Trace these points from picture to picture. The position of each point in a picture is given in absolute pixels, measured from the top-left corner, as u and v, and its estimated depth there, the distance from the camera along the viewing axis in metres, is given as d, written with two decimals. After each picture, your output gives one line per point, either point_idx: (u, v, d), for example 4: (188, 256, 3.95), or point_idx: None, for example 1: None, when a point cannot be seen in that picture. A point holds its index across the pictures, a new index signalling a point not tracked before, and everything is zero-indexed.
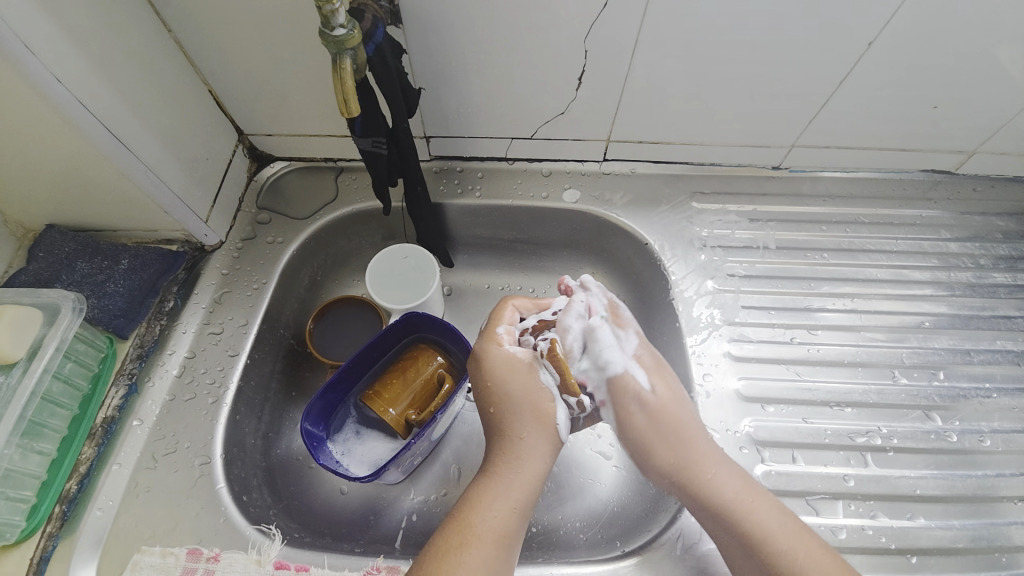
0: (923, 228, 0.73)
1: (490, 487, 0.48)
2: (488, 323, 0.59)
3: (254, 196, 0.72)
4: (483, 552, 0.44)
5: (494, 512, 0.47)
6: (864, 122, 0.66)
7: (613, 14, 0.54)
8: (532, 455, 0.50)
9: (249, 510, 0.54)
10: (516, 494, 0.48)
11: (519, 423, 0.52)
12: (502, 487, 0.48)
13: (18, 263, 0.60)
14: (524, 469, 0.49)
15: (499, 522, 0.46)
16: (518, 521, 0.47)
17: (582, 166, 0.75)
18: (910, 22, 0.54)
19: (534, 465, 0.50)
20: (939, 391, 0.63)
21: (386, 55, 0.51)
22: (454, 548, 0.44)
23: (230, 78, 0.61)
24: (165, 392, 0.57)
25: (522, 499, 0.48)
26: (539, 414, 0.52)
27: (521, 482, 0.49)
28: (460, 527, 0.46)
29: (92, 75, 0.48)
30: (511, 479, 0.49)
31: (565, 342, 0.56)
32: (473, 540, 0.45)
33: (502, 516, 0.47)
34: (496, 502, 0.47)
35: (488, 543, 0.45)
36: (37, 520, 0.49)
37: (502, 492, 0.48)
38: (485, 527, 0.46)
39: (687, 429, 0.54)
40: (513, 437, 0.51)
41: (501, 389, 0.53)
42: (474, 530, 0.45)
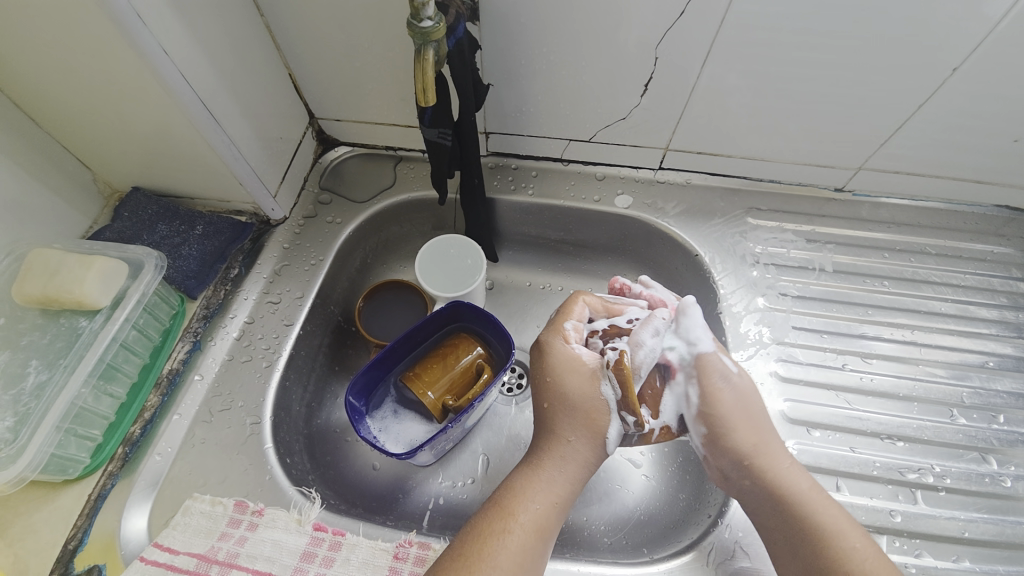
0: (994, 264, 0.70)
1: (534, 478, 0.50)
2: (557, 316, 0.59)
3: (318, 177, 0.75)
4: (522, 540, 0.46)
5: (535, 503, 0.48)
6: (939, 150, 0.64)
7: (688, 23, 0.55)
8: (576, 458, 0.51)
9: (291, 472, 0.56)
10: (558, 492, 0.49)
11: (570, 424, 0.53)
12: (545, 480, 0.50)
13: (103, 220, 0.65)
14: (567, 470, 0.51)
15: (540, 514, 0.48)
16: (556, 519, 0.48)
17: (636, 172, 0.75)
18: (1002, 49, 0.52)
19: (576, 468, 0.51)
20: (998, 435, 0.60)
21: (463, 51, 0.53)
22: (496, 529, 0.46)
23: (309, 63, 0.64)
24: (224, 353, 0.60)
25: (562, 498, 0.49)
26: (591, 422, 0.53)
27: (563, 480, 0.50)
28: (502, 512, 0.47)
29: (190, 50, 0.51)
30: (554, 476, 0.50)
31: (634, 356, 0.55)
32: (514, 525, 0.46)
33: (543, 506, 0.48)
34: (540, 496, 0.49)
35: (526, 533, 0.46)
36: (101, 458, 0.52)
37: (546, 487, 0.49)
38: (527, 517, 0.47)
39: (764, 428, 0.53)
40: (560, 436, 0.52)
41: (559, 391, 0.54)
42: (515, 517, 0.47)
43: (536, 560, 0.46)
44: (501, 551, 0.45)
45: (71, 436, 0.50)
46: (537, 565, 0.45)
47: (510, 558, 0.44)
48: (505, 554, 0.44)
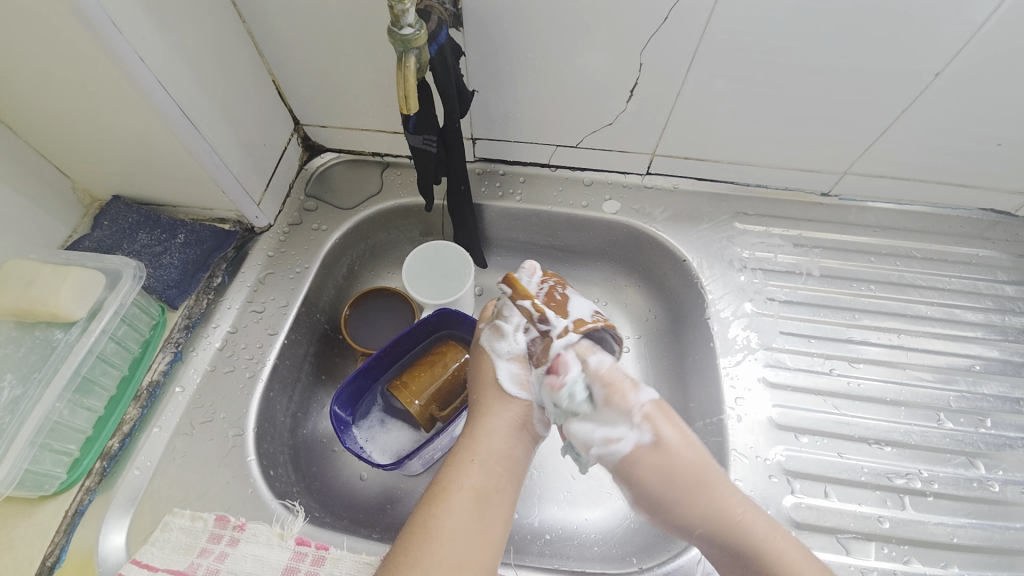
0: (978, 268, 0.70)
1: (462, 451, 0.52)
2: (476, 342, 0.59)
3: (303, 184, 0.74)
4: (458, 508, 0.48)
5: (466, 473, 0.50)
6: (923, 154, 0.64)
7: (672, 28, 0.55)
8: (503, 421, 0.53)
9: (275, 484, 0.55)
10: (486, 455, 0.51)
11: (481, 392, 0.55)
12: (473, 452, 0.51)
13: (83, 229, 0.64)
14: (495, 437, 0.52)
15: (472, 479, 0.50)
16: (495, 482, 0.50)
17: (624, 177, 0.75)
18: (982, 55, 0.53)
19: (503, 436, 0.53)
20: (984, 439, 0.60)
21: (446, 57, 0.53)
22: (432, 504, 0.48)
23: (293, 69, 0.64)
24: (207, 363, 0.59)
25: (492, 464, 0.51)
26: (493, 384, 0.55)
27: (492, 447, 0.52)
28: (436, 488, 0.50)
29: (169, 56, 0.51)
30: (483, 445, 0.52)
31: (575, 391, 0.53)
32: (448, 497, 0.48)
33: (477, 474, 0.50)
34: (467, 464, 0.51)
35: (464, 502, 0.48)
36: (78, 474, 0.51)
37: (472, 454, 0.51)
38: (460, 487, 0.49)
39: (700, 480, 0.51)
40: (491, 408, 0.54)
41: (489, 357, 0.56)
42: (448, 488, 0.49)
43: (478, 525, 0.47)
44: (439, 523, 0.47)
45: (46, 451, 0.49)
46: (481, 531, 0.47)
47: (448, 527, 0.46)
48: (441, 524, 0.47)
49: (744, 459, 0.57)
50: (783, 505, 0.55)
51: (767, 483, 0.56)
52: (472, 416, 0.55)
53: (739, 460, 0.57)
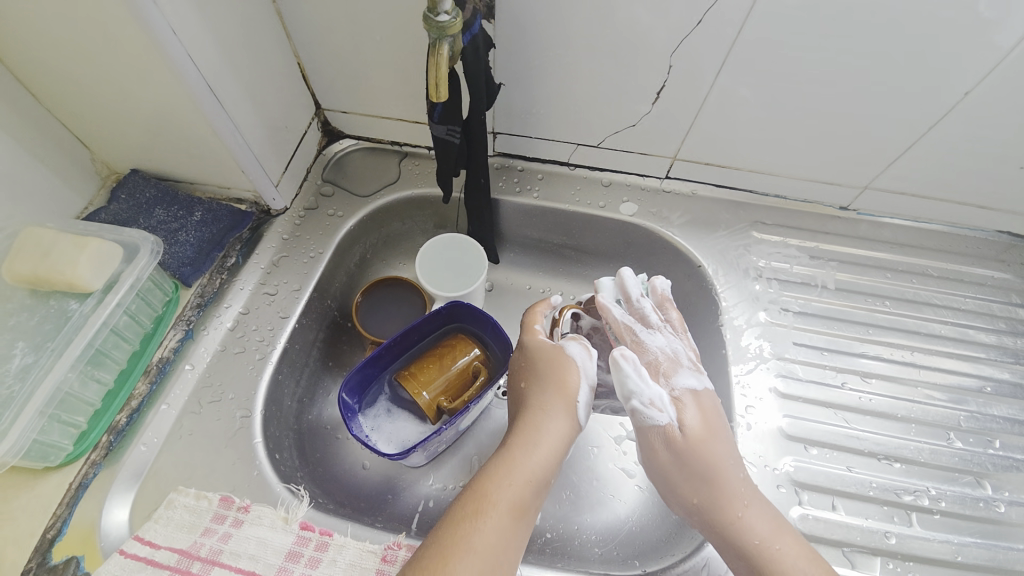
0: (993, 289, 0.70)
1: (515, 461, 0.48)
2: (554, 369, 0.54)
3: (321, 169, 0.74)
4: (501, 525, 0.44)
5: (516, 489, 0.46)
6: (945, 173, 0.64)
7: (705, 33, 0.54)
8: (557, 436, 0.51)
9: (280, 468, 0.55)
10: (538, 475, 0.48)
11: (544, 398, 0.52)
12: (520, 462, 0.48)
13: (99, 202, 0.63)
14: (551, 457, 0.49)
15: (514, 495, 0.46)
16: (534, 503, 0.47)
17: (642, 180, 0.75)
18: (1013, 78, 0.52)
19: (557, 457, 0.50)
20: (993, 461, 0.60)
21: (478, 47, 0.53)
22: (473, 516, 0.44)
23: (319, 53, 0.63)
24: (217, 342, 0.59)
25: (540, 484, 0.48)
26: (563, 393, 0.52)
27: (545, 467, 0.49)
28: (480, 498, 0.45)
29: (198, 32, 0.50)
30: (533, 458, 0.48)
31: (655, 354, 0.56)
32: (492, 512, 0.44)
33: (519, 489, 0.47)
34: (518, 479, 0.47)
35: (506, 519, 0.44)
36: (84, 447, 0.51)
37: (523, 469, 0.48)
38: (505, 502, 0.45)
39: (718, 465, 0.50)
40: (543, 417, 0.51)
41: (575, 377, 0.53)
42: (493, 502, 0.45)
43: (514, 548, 0.44)
44: (481, 539, 0.43)
45: (55, 422, 0.48)
46: (515, 551, 0.44)
47: (487, 544, 0.43)
48: (481, 539, 0.43)
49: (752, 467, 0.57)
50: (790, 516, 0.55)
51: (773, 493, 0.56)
52: (523, 425, 0.51)
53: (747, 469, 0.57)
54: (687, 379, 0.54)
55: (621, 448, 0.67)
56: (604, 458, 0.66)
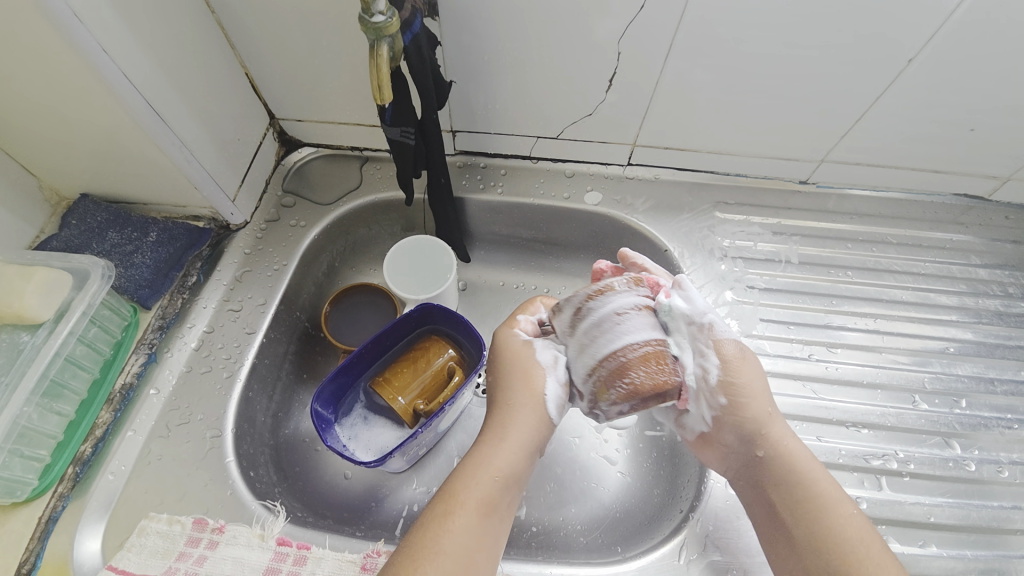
0: (952, 252, 0.71)
1: (481, 461, 0.48)
2: (517, 364, 0.54)
3: (280, 179, 0.73)
4: (469, 524, 0.44)
5: (482, 486, 0.46)
6: (897, 141, 0.65)
7: (649, 17, 0.54)
8: (527, 433, 0.50)
9: (255, 486, 0.55)
10: (509, 471, 0.48)
11: (511, 393, 0.52)
12: (489, 460, 0.48)
13: (50, 229, 0.62)
14: (519, 453, 0.49)
15: (485, 491, 0.46)
16: (505, 500, 0.47)
17: (605, 168, 0.75)
18: (952, 43, 0.53)
19: (525, 453, 0.50)
20: (959, 419, 0.61)
21: (421, 45, 0.52)
22: (441, 518, 0.44)
23: (266, 61, 0.62)
24: (182, 364, 0.58)
25: (508, 480, 0.48)
26: (529, 387, 0.52)
27: (512, 463, 0.48)
28: (448, 500, 0.45)
29: (132, 48, 0.49)
30: (503, 456, 0.48)
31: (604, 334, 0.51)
32: (460, 511, 0.44)
33: (489, 485, 0.46)
34: (486, 476, 0.47)
35: (474, 517, 0.44)
36: (50, 479, 0.50)
37: (493, 466, 0.47)
38: (473, 500, 0.45)
39: (779, 415, 0.50)
40: (514, 416, 0.51)
41: (540, 371, 0.53)
42: (461, 501, 0.45)
43: (487, 546, 0.44)
44: (450, 539, 0.43)
45: (16, 457, 0.47)
46: (484, 548, 0.44)
47: (456, 542, 0.43)
48: (450, 541, 0.42)
49: None
50: None
51: None
52: (492, 425, 0.51)
53: None
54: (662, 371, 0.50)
55: (601, 436, 0.67)
56: (585, 448, 0.67)
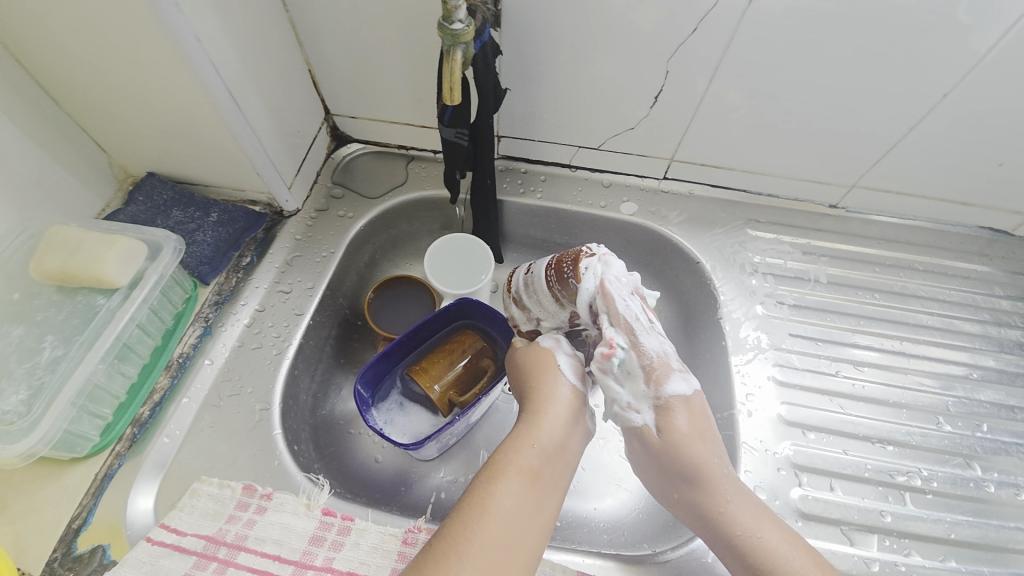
0: (977, 282, 0.73)
1: (522, 432, 0.50)
2: (536, 349, 0.57)
3: (330, 172, 0.76)
4: (515, 489, 0.46)
5: (525, 455, 0.48)
6: (928, 171, 0.68)
7: (699, 40, 0.58)
8: (563, 405, 0.52)
9: (298, 459, 0.57)
10: (550, 444, 0.50)
11: (539, 373, 0.55)
12: (528, 433, 0.50)
13: (116, 204, 0.65)
14: (558, 422, 0.51)
15: (526, 461, 0.48)
16: (548, 469, 0.49)
17: (641, 181, 0.78)
18: (987, 82, 0.56)
19: (566, 426, 0.51)
20: (981, 443, 0.63)
21: (487, 54, 0.55)
22: (486, 484, 0.46)
23: (331, 60, 0.66)
24: (236, 338, 0.60)
25: (550, 451, 0.49)
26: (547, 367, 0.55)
27: (553, 435, 0.50)
28: (492, 467, 0.48)
29: (221, 40, 0.53)
30: (543, 429, 0.50)
31: (621, 316, 0.52)
32: (504, 477, 0.47)
33: (529, 454, 0.48)
34: (526, 446, 0.49)
35: (518, 484, 0.46)
36: (110, 438, 0.52)
37: (535, 438, 0.50)
38: (515, 467, 0.47)
39: (705, 470, 0.50)
40: (547, 390, 0.53)
41: (548, 351, 0.56)
42: (504, 468, 0.47)
43: (533, 510, 0.46)
44: (495, 502, 0.45)
45: (83, 414, 0.50)
46: (531, 515, 0.46)
47: (502, 506, 0.45)
48: (496, 504, 0.45)
49: (754, 452, 0.59)
50: (792, 497, 0.57)
51: (776, 475, 0.58)
52: (529, 405, 0.53)
53: (749, 453, 0.59)
54: (676, 384, 0.52)
55: None
56: (610, 449, 0.68)
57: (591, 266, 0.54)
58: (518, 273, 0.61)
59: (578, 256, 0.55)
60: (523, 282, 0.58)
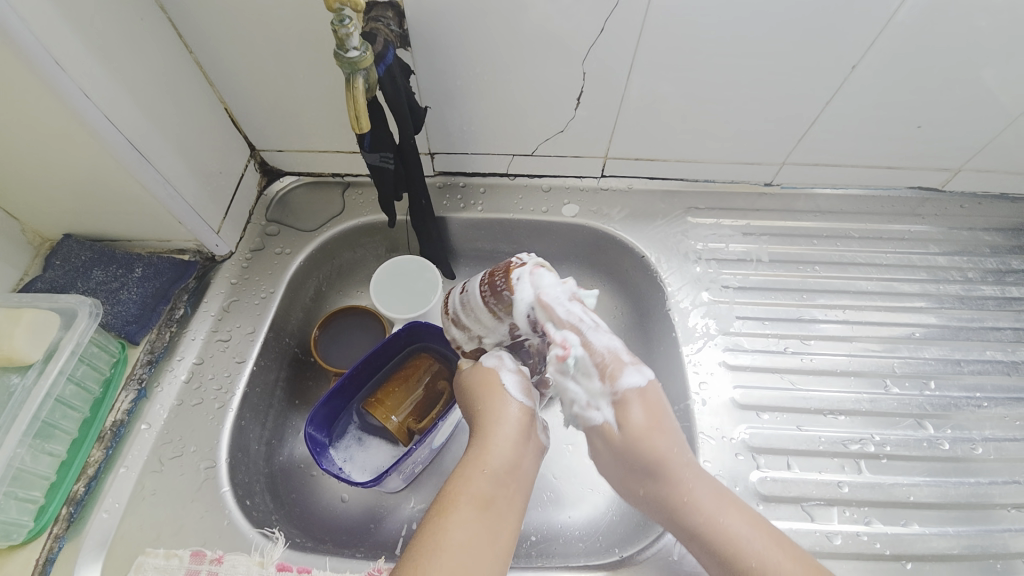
0: (913, 242, 0.75)
1: (473, 459, 0.50)
2: (479, 370, 0.56)
3: (264, 210, 0.74)
4: (468, 521, 0.45)
5: (476, 482, 0.48)
6: (852, 141, 0.69)
7: (610, 39, 0.58)
8: (512, 426, 0.52)
9: (252, 514, 0.55)
10: (501, 468, 0.49)
11: (483, 397, 0.54)
12: (477, 460, 0.49)
13: (33, 271, 0.62)
14: (507, 445, 0.50)
15: (477, 488, 0.47)
16: (501, 494, 0.48)
17: (580, 182, 0.78)
18: (890, 50, 0.58)
19: (515, 447, 0.51)
20: (930, 401, 0.64)
21: (395, 76, 0.54)
22: (438, 518, 0.46)
23: (245, 97, 0.64)
24: (173, 397, 0.58)
25: (502, 475, 0.49)
26: (493, 388, 0.54)
27: (503, 458, 0.50)
28: (444, 499, 0.47)
29: (116, 92, 0.51)
30: (492, 453, 0.49)
31: (564, 319, 0.53)
32: (456, 509, 0.46)
33: (480, 482, 0.48)
34: (477, 474, 0.48)
35: (471, 514, 0.46)
36: (45, 521, 0.50)
37: (485, 464, 0.49)
38: (467, 497, 0.47)
39: (667, 462, 0.50)
40: (494, 412, 0.52)
41: (492, 372, 0.55)
42: (455, 499, 0.47)
43: (490, 539, 0.45)
44: (448, 536, 0.44)
45: (12, 499, 0.48)
46: (489, 544, 0.45)
47: (455, 539, 0.44)
48: (448, 538, 0.44)
49: (712, 441, 0.60)
50: (751, 481, 0.58)
51: (734, 461, 0.59)
52: (478, 430, 0.52)
53: (707, 442, 0.60)
54: (630, 376, 0.52)
55: None
56: (578, 454, 0.68)
57: (523, 277, 0.54)
58: (454, 294, 0.60)
59: (509, 267, 0.55)
60: (461, 303, 0.58)
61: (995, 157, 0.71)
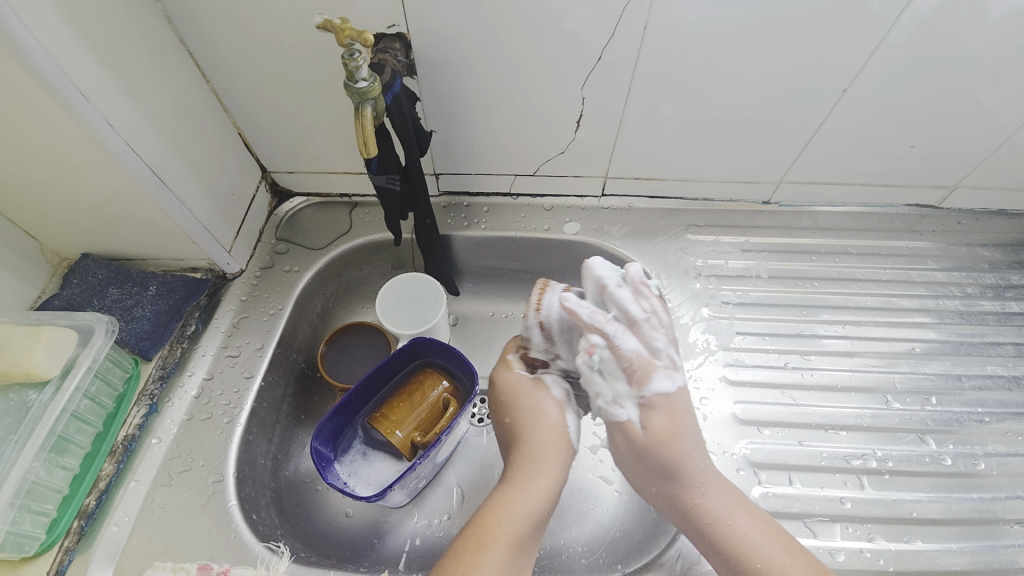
0: (911, 258, 0.76)
1: (514, 495, 0.50)
2: (546, 402, 0.56)
3: (274, 229, 0.76)
4: (502, 558, 0.46)
5: (515, 520, 0.48)
6: (846, 159, 0.71)
7: (608, 65, 0.60)
8: (557, 470, 0.52)
9: (258, 528, 0.56)
10: (540, 511, 0.49)
11: (543, 433, 0.54)
12: (522, 497, 0.49)
13: (51, 289, 0.64)
14: (550, 489, 0.51)
15: (518, 528, 0.48)
16: (533, 535, 0.49)
17: (582, 201, 0.80)
18: (879, 72, 0.60)
19: (555, 491, 0.51)
20: (932, 416, 0.64)
21: (402, 103, 0.57)
22: (474, 550, 0.46)
23: (259, 122, 0.67)
24: (183, 412, 0.59)
25: (539, 517, 0.49)
26: (554, 426, 0.54)
27: (544, 502, 0.50)
28: (481, 533, 0.47)
29: (137, 120, 0.54)
30: (536, 495, 0.50)
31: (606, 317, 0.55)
32: (494, 546, 0.46)
33: (522, 521, 0.48)
34: (519, 514, 0.48)
35: (507, 552, 0.46)
36: (56, 534, 0.51)
37: (527, 504, 0.49)
38: (507, 536, 0.47)
39: (683, 463, 0.51)
40: (545, 452, 0.53)
41: (560, 407, 0.56)
42: (495, 535, 0.47)
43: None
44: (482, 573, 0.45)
45: (24, 512, 0.49)
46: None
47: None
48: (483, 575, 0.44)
49: (713, 456, 0.60)
50: (753, 496, 0.58)
51: (736, 477, 0.59)
52: (523, 461, 0.52)
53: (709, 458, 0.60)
54: (659, 384, 0.53)
55: (597, 457, 0.69)
56: (581, 470, 0.68)
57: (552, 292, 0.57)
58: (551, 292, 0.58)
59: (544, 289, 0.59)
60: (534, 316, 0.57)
61: (990, 174, 0.72)
